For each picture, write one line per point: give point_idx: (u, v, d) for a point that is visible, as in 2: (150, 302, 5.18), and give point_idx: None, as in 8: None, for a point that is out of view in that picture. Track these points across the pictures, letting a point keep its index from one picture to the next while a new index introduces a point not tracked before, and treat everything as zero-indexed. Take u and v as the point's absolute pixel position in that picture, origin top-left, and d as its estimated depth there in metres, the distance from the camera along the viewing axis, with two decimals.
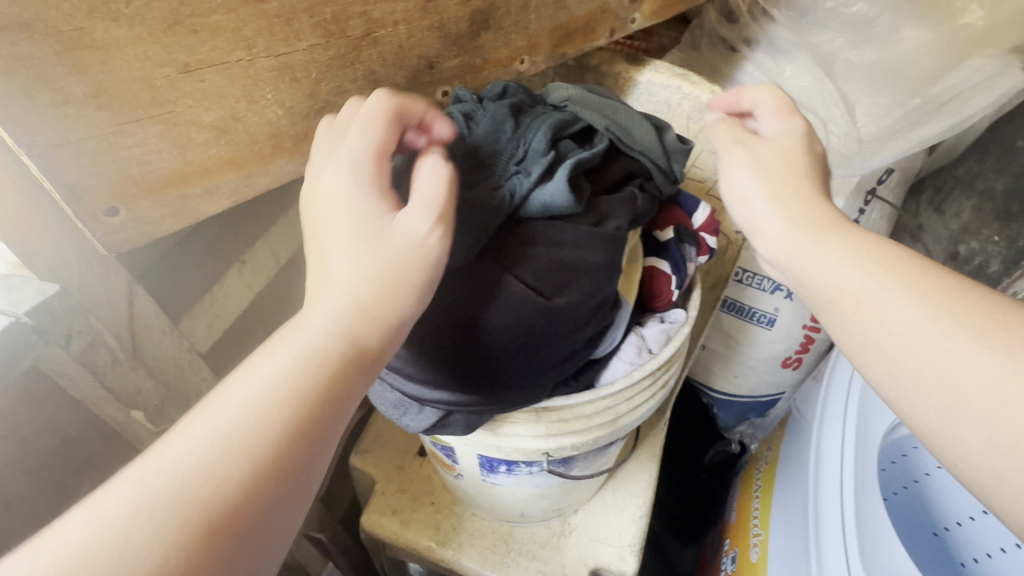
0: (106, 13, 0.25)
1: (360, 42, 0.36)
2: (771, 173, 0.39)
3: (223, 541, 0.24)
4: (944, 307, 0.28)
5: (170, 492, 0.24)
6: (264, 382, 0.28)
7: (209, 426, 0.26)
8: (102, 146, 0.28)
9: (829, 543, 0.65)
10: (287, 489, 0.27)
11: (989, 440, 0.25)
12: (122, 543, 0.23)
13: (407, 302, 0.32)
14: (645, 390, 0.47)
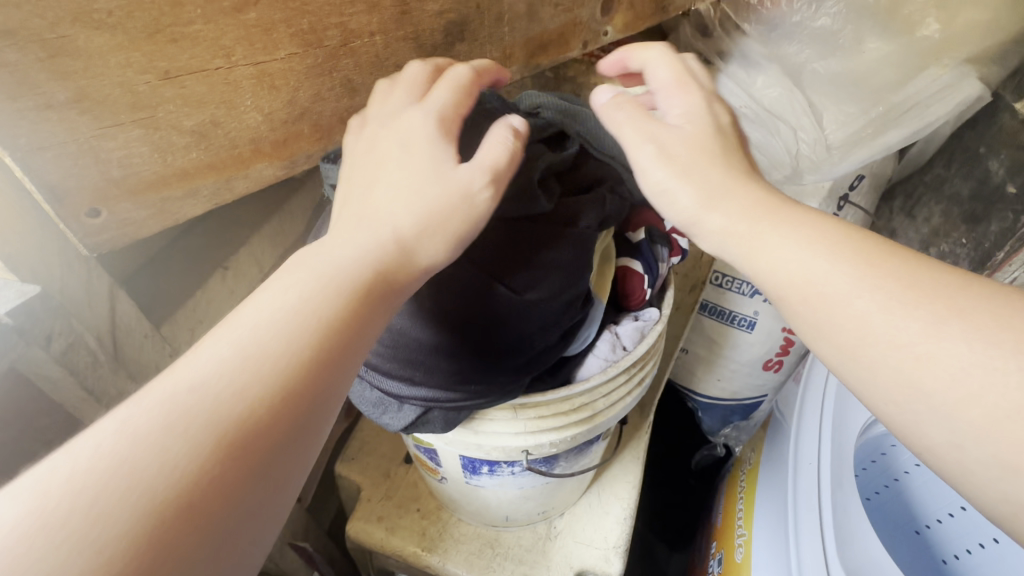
0: (89, 22, 0.27)
1: (337, 51, 0.37)
2: (688, 164, 0.38)
3: (258, 443, 0.25)
4: (898, 298, 0.29)
5: (204, 397, 0.25)
6: (288, 303, 0.29)
7: (237, 340, 0.27)
8: (85, 149, 0.29)
9: (810, 543, 0.65)
10: (315, 401, 0.28)
11: (954, 435, 0.27)
12: (159, 441, 0.23)
13: (438, 246, 0.35)
14: (621, 386, 0.49)
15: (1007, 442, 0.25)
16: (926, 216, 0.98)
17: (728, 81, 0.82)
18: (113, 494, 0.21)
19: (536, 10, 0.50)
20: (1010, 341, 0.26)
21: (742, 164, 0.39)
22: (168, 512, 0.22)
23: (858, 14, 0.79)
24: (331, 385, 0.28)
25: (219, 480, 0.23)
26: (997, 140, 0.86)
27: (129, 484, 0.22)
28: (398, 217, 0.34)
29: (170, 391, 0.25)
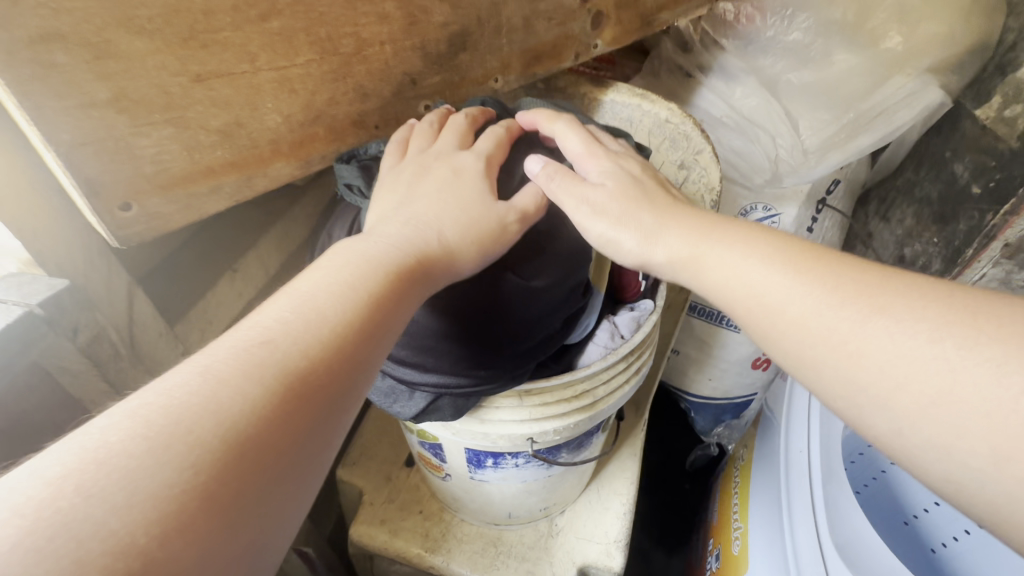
0: (131, 28, 0.29)
1: (350, 58, 0.40)
2: (620, 213, 0.43)
3: (311, 393, 0.28)
4: (825, 302, 0.33)
5: (268, 348, 0.28)
6: (339, 277, 0.33)
7: (295, 305, 0.31)
8: (121, 146, 0.31)
9: (803, 531, 0.67)
10: (359, 364, 0.31)
11: (892, 423, 0.30)
12: (231, 380, 0.26)
13: (470, 261, 0.39)
14: (620, 374, 0.51)
15: (936, 421, 0.28)
16: (900, 217, 1.03)
17: (708, 93, 0.88)
18: (192, 420, 0.24)
19: (531, 23, 0.54)
20: (926, 330, 0.30)
21: (669, 203, 0.44)
22: (238, 438, 0.25)
23: (826, 29, 0.85)
24: (370, 351, 0.32)
25: (277, 417, 0.26)
26: (962, 146, 0.91)
27: (201, 413, 0.25)
28: (443, 225, 0.39)
29: (234, 342, 0.28)
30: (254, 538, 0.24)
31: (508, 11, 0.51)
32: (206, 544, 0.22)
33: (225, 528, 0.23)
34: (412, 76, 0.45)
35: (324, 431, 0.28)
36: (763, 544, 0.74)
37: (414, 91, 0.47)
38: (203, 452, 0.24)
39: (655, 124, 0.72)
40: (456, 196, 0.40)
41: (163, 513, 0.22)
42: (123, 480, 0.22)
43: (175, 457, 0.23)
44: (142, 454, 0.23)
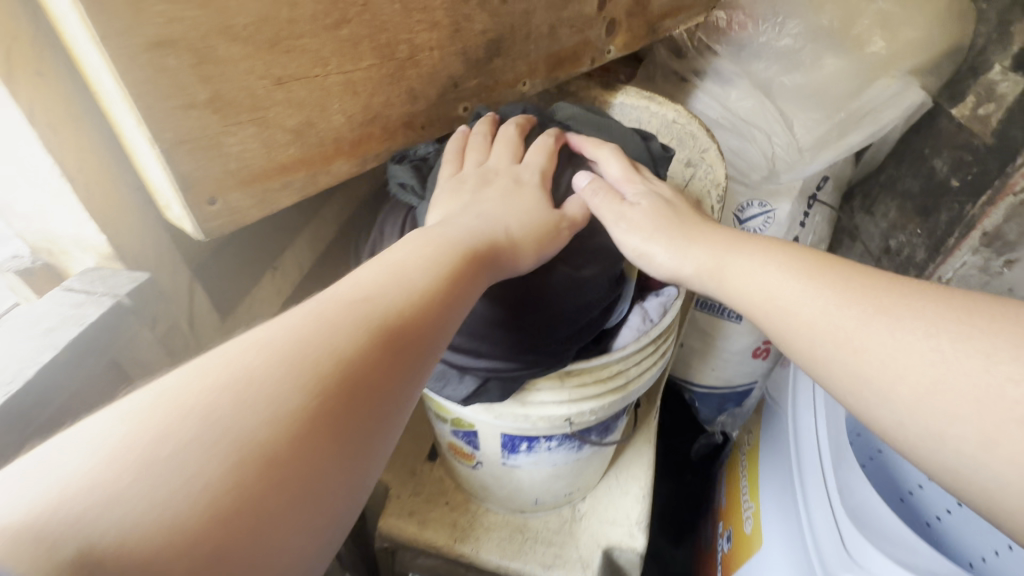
0: (229, 35, 0.32)
1: (404, 63, 0.43)
2: (653, 229, 0.47)
3: (402, 344, 0.30)
4: (832, 301, 0.36)
5: (366, 301, 0.31)
6: (421, 252, 0.36)
7: (386, 270, 0.34)
8: (212, 144, 0.34)
9: (818, 507, 0.68)
10: (440, 330, 0.33)
11: (894, 416, 0.32)
12: (338, 323, 0.29)
13: (531, 257, 0.42)
14: (650, 356, 0.55)
15: (930, 410, 0.30)
16: (884, 212, 1.10)
17: (704, 96, 0.93)
18: (308, 350, 0.27)
19: (556, 30, 0.57)
20: (922, 327, 0.32)
21: (696, 222, 0.48)
22: (345, 372, 0.27)
23: (814, 35, 0.90)
24: (450, 318, 0.34)
25: (376, 359, 0.28)
26: (940, 143, 0.98)
27: (320, 351, 0.27)
28: (508, 223, 0.42)
29: (341, 296, 0.31)
30: (362, 468, 0.27)
31: (537, 19, 0.55)
32: (326, 464, 0.25)
33: (341, 452, 0.25)
34: (454, 79, 0.48)
35: (417, 382, 0.31)
36: (777, 518, 0.76)
37: (455, 93, 0.50)
38: (325, 383, 0.26)
39: (663, 125, 0.76)
40: (515, 203, 0.43)
41: (294, 430, 0.24)
42: (262, 398, 0.24)
43: (301, 385, 0.25)
44: (274, 378, 0.25)
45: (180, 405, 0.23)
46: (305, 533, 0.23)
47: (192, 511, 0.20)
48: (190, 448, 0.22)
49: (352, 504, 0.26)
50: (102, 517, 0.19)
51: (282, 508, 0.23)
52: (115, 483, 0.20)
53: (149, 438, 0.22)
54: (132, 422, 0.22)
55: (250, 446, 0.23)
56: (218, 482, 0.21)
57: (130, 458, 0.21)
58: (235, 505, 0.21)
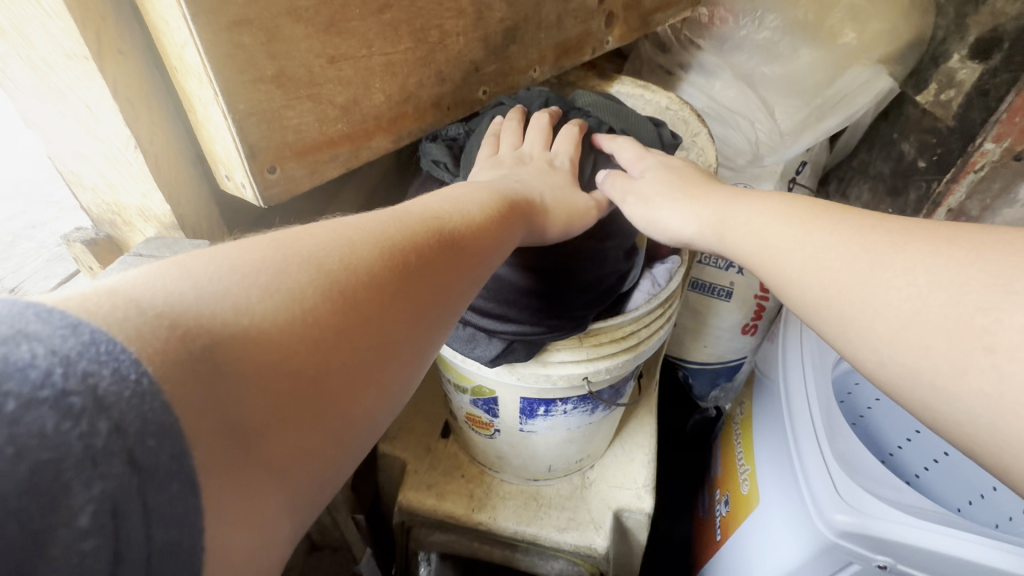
0: (293, 16, 0.35)
1: (434, 47, 0.47)
2: (652, 196, 0.51)
3: (461, 257, 0.34)
4: (822, 245, 0.38)
5: (431, 218, 0.35)
6: (470, 194, 0.41)
7: (443, 201, 0.38)
8: (275, 116, 0.37)
9: (811, 459, 0.73)
10: (489, 258, 0.37)
11: (877, 354, 0.33)
12: (412, 226, 0.33)
13: (561, 229, 0.47)
14: (658, 318, 0.60)
15: (907, 344, 0.31)
16: (858, 194, 1.18)
17: (690, 88, 0.99)
18: (391, 238, 0.31)
19: (563, 20, 0.62)
20: (905, 262, 0.33)
21: (698, 186, 0.51)
22: (419, 264, 0.31)
23: (791, 28, 0.96)
24: (495, 249, 0.38)
25: (442, 263, 0.33)
26: (908, 128, 1.07)
27: (404, 241, 0.31)
28: (543, 192, 0.47)
29: (414, 209, 0.35)
30: (422, 346, 0.31)
31: (547, 10, 0.59)
32: (399, 334, 0.29)
33: (410, 327, 0.29)
34: (475, 63, 0.52)
35: (469, 290, 0.35)
36: (774, 477, 0.81)
37: (477, 77, 0.53)
38: (407, 266, 0.30)
39: (656, 111, 0.81)
40: (548, 180, 0.48)
41: (381, 297, 0.28)
42: (360, 264, 0.28)
43: (389, 262, 0.29)
44: (369, 252, 0.29)
45: (295, 253, 0.26)
46: (373, 385, 0.27)
47: (300, 337, 0.24)
48: (303, 287, 0.25)
49: (408, 376, 0.30)
50: (229, 322, 0.22)
51: (362, 356, 0.27)
52: (244, 297, 0.23)
53: (271, 270, 0.25)
54: (254, 253, 0.25)
55: (349, 300, 0.26)
56: (322, 321, 0.25)
57: (258, 281, 0.24)
58: (331, 344, 0.25)
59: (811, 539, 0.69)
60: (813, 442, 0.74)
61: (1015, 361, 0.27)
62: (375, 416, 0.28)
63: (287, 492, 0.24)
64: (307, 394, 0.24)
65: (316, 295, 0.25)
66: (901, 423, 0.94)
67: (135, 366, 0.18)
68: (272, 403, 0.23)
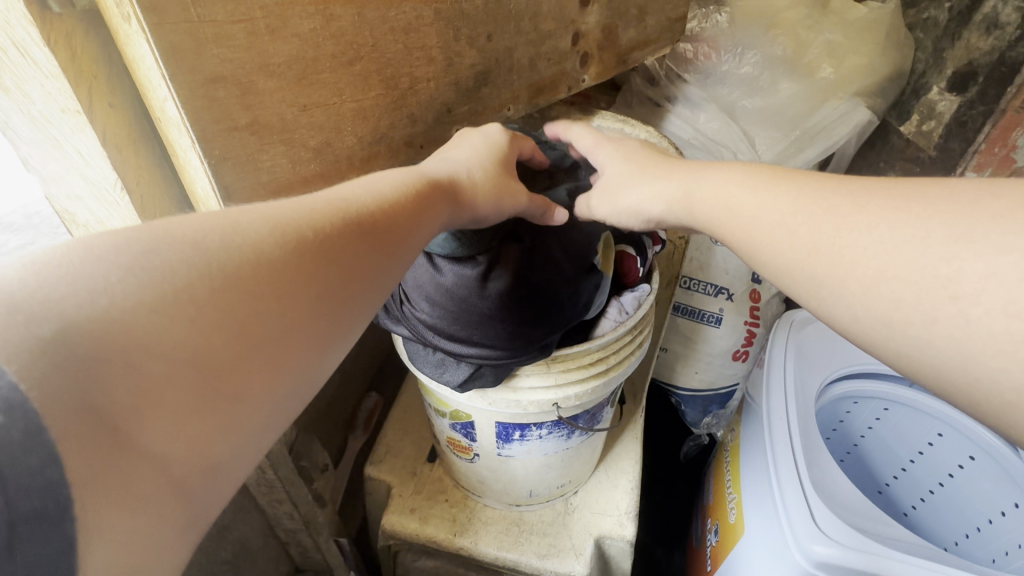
0: (267, 72, 0.39)
1: (405, 92, 0.51)
2: (621, 182, 0.53)
3: (377, 237, 0.34)
4: (794, 207, 0.37)
5: (348, 200, 0.34)
6: (396, 178, 0.40)
7: (366, 185, 0.37)
8: (248, 159, 0.40)
9: (788, 479, 0.72)
10: (412, 239, 0.37)
11: (851, 314, 0.33)
12: (319, 207, 0.32)
13: (494, 209, 0.49)
14: (628, 346, 0.61)
15: (880, 299, 0.31)
16: None
17: (676, 119, 0.99)
18: (291, 218, 0.30)
19: (536, 63, 0.66)
20: (878, 219, 0.32)
21: (660, 165, 0.51)
22: (322, 243, 0.30)
23: (770, 62, 0.99)
24: (420, 231, 0.38)
25: (351, 240, 0.32)
26: (893, 156, 1.08)
27: (302, 220, 0.30)
28: (471, 167, 0.48)
29: (324, 191, 0.34)
30: (332, 328, 0.29)
31: (519, 54, 0.63)
32: (301, 314, 0.28)
33: (314, 307, 0.28)
34: (447, 105, 0.56)
35: (388, 270, 0.34)
36: (757, 502, 0.80)
37: (449, 117, 0.57)
38: (306, 245, 0.29)
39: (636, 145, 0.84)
40: (481, 163, 0.49)
41: (276, 276, 0.27)
42: (246, 244, 0.27)
43: (284, 241, 0.28)
44: (258, 231, 0.28)
45: (171, 233, 0.25)
46: (274, 367, 0.26)
47: (173, 318, 0.23)
48: (179, 265, 0.24)
49: (321, 359, 0.29)
50: (90, 305, 0.21)
51: (256, 339, 0.25)
52: (104, 280, 0.22)
53: (140, 251, 0.24)
54: (120, 234, 0.24)
55: (235, 278, 0.25)
56: (201, 299, 0.24)
57: (121, 263, 0.23)
58: (216, 323, 0.24)
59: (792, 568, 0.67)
60: (791, 465, 0.73)
61: (980, 306, 0.27)
62: (283, 400, 0.27)
63: (180, 483, 0.22)
64: (190, 374, 0.23)
65: (193, 276, 0.24)
66: (894, 453, 0.93)
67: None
68: (147, 387, 0.21)
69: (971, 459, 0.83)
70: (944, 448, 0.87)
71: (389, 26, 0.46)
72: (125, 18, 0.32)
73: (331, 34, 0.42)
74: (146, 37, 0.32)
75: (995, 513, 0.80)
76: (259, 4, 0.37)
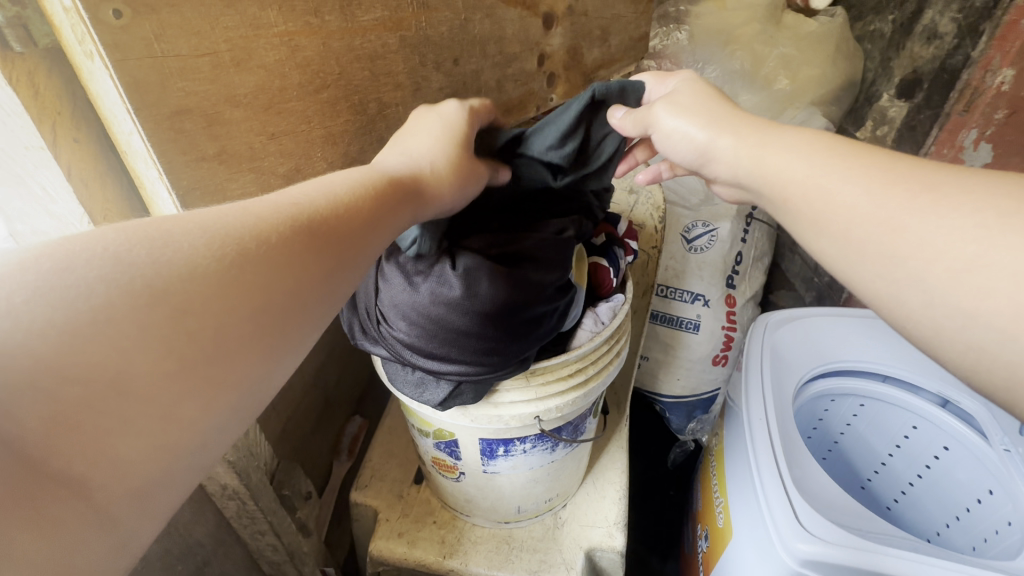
0: (233, 102, 0.39)
1: (374, 117, 0.52)
2: (697, 112, 0.49)
3: (326, 245, 0.33)
4: (880, 181, 0.36)
5: (299, 208, 0.33)
6: (348, 179, 0.39)
7: (320, 189, 0.37)
8: (219, 188, 0.41)
9: (770, 481, 0.72)
10: (365, 242, 0.36)
11: (927, 297, 0.33)
12: (260, 215, 0.31)
13: (456, 198, 0.48)
14: (605, 355, 0.62)
15: (968, 289, 0.31)
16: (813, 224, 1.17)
17: None
18: (228, 227, 0.29)
19: (502, 84, 0.67)
20: (967, 204, 0.32)
21: (746, 114, 0.47)
22: (263, 255, 0.29)
23: (729, 77, 1.03)
24: (377, 234, 0.38)
25: (296, 250, 0.31)
26: None
27: (242, 228, 0.30)
28: (431, 157, 0.47)
29: (276, 197, 0.34)
30: (275, 345, 0.29)
31: (485, 76, 0.65)
32: (240, 327, 0.27)
33: (255, 321, 0.28)
34: None
35: (343, 274, 0.34)
36: (742, 504, 0.81)
37: None
38: (246, 256, 0.28)
39: None
40: (440, 150, 0.48)
41: (211, 288, 0.26)
42: (177, 254, 0.26)
43: (219, 250, 0.28)
44: (191, 241, 0.27)
45: (87, 247, 0.25)
46: (214, 388, 0.26)
47: (91, 338, 0.22)
48: (94, 281, 0.24)
49: (265, 375, 0.29)
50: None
51: (188, 358, 0.25)
52: (8, 302, 0.21)
53: (48, 268, 0.23)
54: (28, 252, 0.23)
55: (161, 291, 0.25)
56: (120, 315, 0.23)
57: (28, 280, 0.22)
58: (141, 341, 0.23)
59: (777, 567, 0.68)
60: (772, 466, 0.74)
61: None
62: (225, 417, 0.27)
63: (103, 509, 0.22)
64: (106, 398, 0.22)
65: (109, 289, 0.24)
66: (873, 448, 0.96)
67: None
68: (65, 414, 0.21)
69: (945, 449, 0.86)
70: (918, 440, 0.90)
71: (354, 54, 0.47)
72: (87, 55, 0.32)
73: (297, 64, 0.43)
74: (109, 73, 0.33)
75: (971, 501, 0.82)
76: (224, 37, 0.37)
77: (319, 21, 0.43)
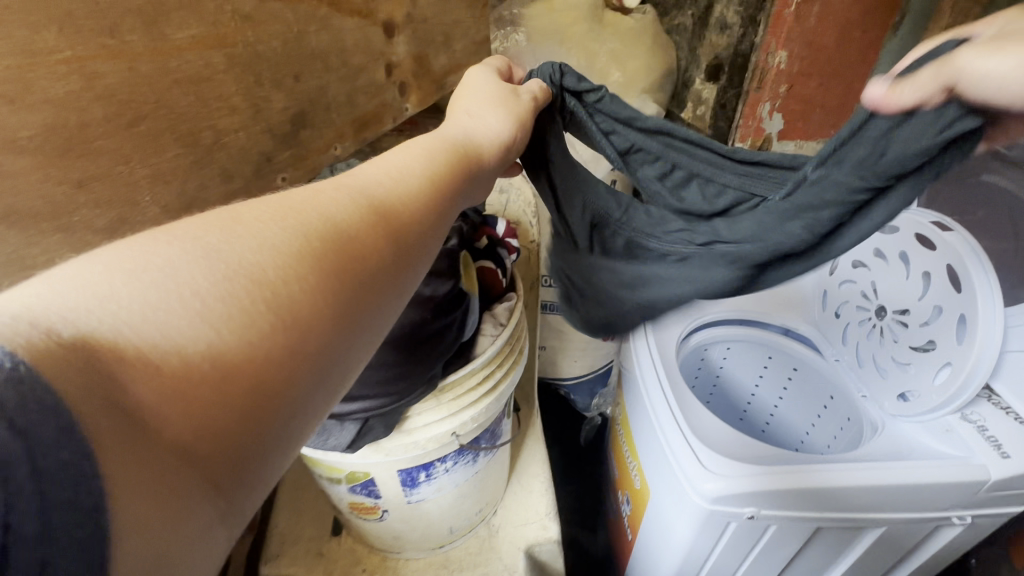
0: (14, 148, 0.33)
1: (211, 147, 0.45)
2: None
3: (394, 216, 0.35)
4: None
5: (368, 180, 0.36)
6: (414, 146, 0.42)
7: (383, 160, 0.39)
8: (13, 258, 0.34)
9: (670, 433, 0.80)
10: (434, 213, 0.39)
11: None
12: (328, 190, 0.34)
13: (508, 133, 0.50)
14: (509, 356, 0.62)
15: None
16: None
17: None
18: (301, 204, 0.32)
19: (353, 97, 0.63)
20: None
21: None
22: (338, 227, 0.32)
23: None
24: (444, 200, 0.40)
25: (370, 222, 0.33)
26: None
27: (314, 208, 0.32)
28: (464, 108, 0.50)
29: (343, 177, 0.36)
30: (349, 313, 0.31)
31: (332, 91, 0.60)
32: (312, 302, 0.29)
33: (328, 297, 0.30)
34: (265, 154, 0.52)
35: (417, 245, 0.36)
36: (653, 463, 0.87)
37: (271, 166, 0.53)
38: (318, 230, 0.31)
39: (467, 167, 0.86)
40: (481, 98, 0.51)
41: (282, 264, 0.29)
42: (249, 236, 0.29)
43: (287, 227, 0.30)
44: (263, 223, 0.30)
45: (170, 234, 0.28)
46: (296, 356, 0.28)
47: (182, 313, 0.25)
48: (176, 265, 0.26)
49: (343, 351, 0.31)
50: (100, 310, 0.23)
51: (276, 326, 0.27)
52: (112, 287, 0.24)
53: (135, 256, 0.26)
54: (112, 249, 0.26)
55: (237, 270, 0.27)
56: (203, 293, 0.26)
57: (123, 268, 0.25)
58: (226, 316, 0.26)
59: (692, 510, 0.75)
60: (674, 425, 0.80)
61: None
62: (311, 389, 0.29)
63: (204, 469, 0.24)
64: (205, 367, 0.25)
65: (192, 268, 0.26)
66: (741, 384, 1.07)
67: (8, 357, 0.19)
68: (167, 382, 0.24)
69: (796, 370, 1.02)
70: (774, 368, 1.04)
71: (173, 78, 0.41)
72: None
73: (98, 94, 0.36)
74: None
75: (820, 407, 0.98)
76: None
77: (118, 41, 0.37)
